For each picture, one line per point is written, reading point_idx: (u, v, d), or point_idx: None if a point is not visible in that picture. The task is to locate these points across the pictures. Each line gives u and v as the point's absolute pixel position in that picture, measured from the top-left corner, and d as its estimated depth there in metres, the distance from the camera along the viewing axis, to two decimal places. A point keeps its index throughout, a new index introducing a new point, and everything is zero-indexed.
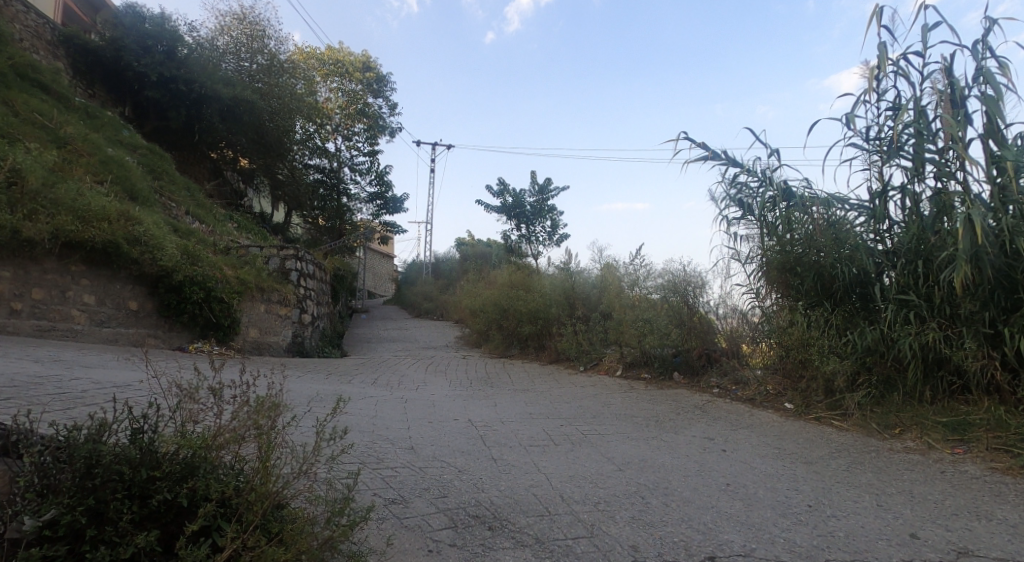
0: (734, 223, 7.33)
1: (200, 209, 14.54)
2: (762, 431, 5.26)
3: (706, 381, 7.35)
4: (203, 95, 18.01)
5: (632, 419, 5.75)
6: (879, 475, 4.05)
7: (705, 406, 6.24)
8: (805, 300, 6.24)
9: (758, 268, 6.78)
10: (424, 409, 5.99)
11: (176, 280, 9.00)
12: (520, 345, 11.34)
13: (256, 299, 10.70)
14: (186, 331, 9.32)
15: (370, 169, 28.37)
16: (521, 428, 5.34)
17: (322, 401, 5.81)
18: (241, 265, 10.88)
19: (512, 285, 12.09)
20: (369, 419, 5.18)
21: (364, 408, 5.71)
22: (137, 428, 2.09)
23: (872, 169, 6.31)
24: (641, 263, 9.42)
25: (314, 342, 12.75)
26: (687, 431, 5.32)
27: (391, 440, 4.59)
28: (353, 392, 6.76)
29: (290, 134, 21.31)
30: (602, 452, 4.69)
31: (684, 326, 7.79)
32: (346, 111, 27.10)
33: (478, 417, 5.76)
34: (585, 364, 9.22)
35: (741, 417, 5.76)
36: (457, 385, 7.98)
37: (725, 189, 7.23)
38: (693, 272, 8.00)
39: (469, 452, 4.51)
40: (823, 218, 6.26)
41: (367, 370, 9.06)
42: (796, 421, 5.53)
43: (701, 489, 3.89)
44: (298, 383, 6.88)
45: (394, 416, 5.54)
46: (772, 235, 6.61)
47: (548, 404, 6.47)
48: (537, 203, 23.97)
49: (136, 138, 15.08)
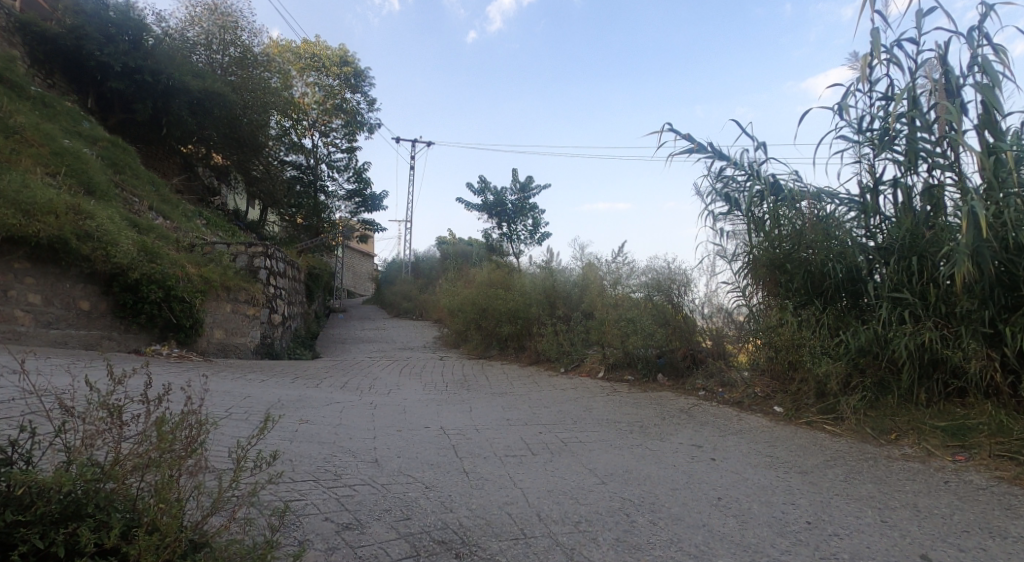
0: (721, 218, 7.06)
1: (165, 205, 13.93)
2: (752, 437, 4.97)
3: (692, 383, 7.05)
4: (171, 87, 17.32)
5: (615, 426, 5.43)
6: (880, 486, 3.76)
7: (691, 410, 5.94)
8: (794, 298, 5.99)
9: (744, 266, 6.52)
10: (394, 416, 5.59)
11: (132, 278, 8.49)
12: (499, 345, 10.98)
13: (222, 299, 10.19)
14: (144, 332, 8.80)
15: (348, 166, 27.78)
16: (497, 436, 4.99)
17: (282, 409, 5.38)
18: (206, 262, 10.39)
19: (492, 284, 11.71)
20: (331, 429, 4.77)
21: (327, 416, 5.29)
22: (6, 459, 1.74)
23: (863, 162, 6.08)
24: (623, 260, 9.12)
25: (285, 343, 12.25)
26: (673, 438, 5.00)
27: (352, 452, 4.20)
28: (319, 397, 6.33)
29: (264, 129, 20.68)
30: (583, 462, 4.35)
31: (667, 326, 7.50)
32: (323, 107, 26.48)
33: (451, 424, 5.39)
34: (566, 365, 8.89)
35: (729, 422, 5.46)
36: (432, 388, 7.59)
37: (710, 183, 6.94)
38: (677, 270, 7.72)
39: (439, 465, 4.13)
40: (812, 213, 6.01)
41: (337, 373, 8.62)
42: (787, 426, 5.22)
43: (691, 504, 3.57)
44: (260, 388, 6.43)
45: (360, 423, 5.14)
46: (759, 231, 6.35)
47: (526, 409, 6.12)
48: (518, 201, 23.62)
49: (97, 130, 14.41)
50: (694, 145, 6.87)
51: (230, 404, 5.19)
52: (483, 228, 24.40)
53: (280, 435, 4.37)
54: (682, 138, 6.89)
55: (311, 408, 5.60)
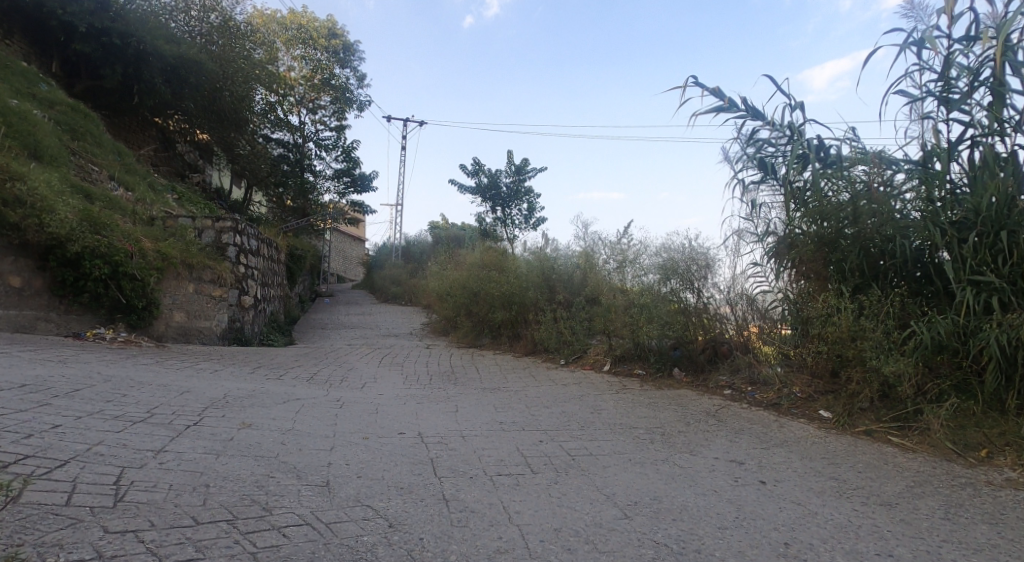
0: (752, 189, 6.08)
1: (130, 176, 12.80)
2: (801, 450, 4.02)
3: (714, 381, 6.10)
4: (142, 52, 16.00)
5: (631, 433, 4.47)
6: (997, 529, 2.80)
7: (718, 414, 4.99)
8: (844, 282, 5.01)
9: (781, 244, 5.55)
10: (362, 418, 4.59)
11: (72, 252, 7.45)
12: (491, 334, 9.99)
13: (183, 278, 9.17)
14: (88, 313, 7.79)
15: (336, 144, 26.56)
16: (488, 447, 3.99)
17: (222, 409, 4.34)
18: (166, 236, 9.34)
19: (484, 267, 10.70)
20: (277, 437, 3.77)
21: (277, 418, 4.26)
22: None
23: (929, 123, 5.11)
24: (630, 240, 8.16)
25: (258, 327, 11.22)
26: (706, 451, 4.04)
27: (297, 472, 3.18)
28: (278, 392, 5.35)
29: (246, 101, 19.31)
30: (598, 485, 3.38)
31: (685, 313, 6.54)
32: (310, 82, 25.15)
33: (431, 429, 4.39)
34: (566, 357, 7.91)
35: (767, 430, 4.52)
36: (413, 382, 6.60)
37: (740, 147, 5.96)
38: (698, 250, 6.72)
39: (411, 491, 3.12)
40: (869, 181, 5.01)
41: (308, 364, 7.60)
42: (842, 437, 4.26)
43: (751, 554, 2.59)
44: (207, 382, 5.40)
45: (318, 428, 4.12)
46: (800, 204, 5.39)
47: (522, 409, 5.16)
48: (513, 184, 22.52)
49: (55, 94, 13.20)
50: (723, 102, 5.85)
51: (155, 406, 4.15)
52: (476, 212, 23.28)
53: (205, 448, 3.33)
54: (709, 93, 5.84)
55: (261, 407, 4.59)
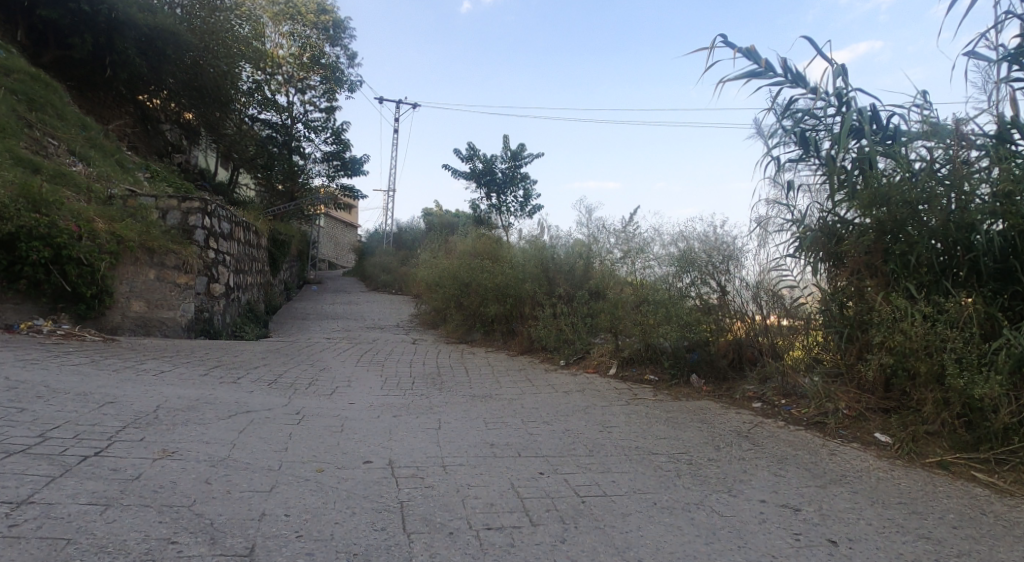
0: (788, 168, 5.24)
1: (94, 151, 11.80)
2: (868, 491, 3.21)
3: (740, 391, 5.30)
4: (115, 20, 14.86)
5: (650, 460, 3.67)
6: None
7: (753, 436, 4.18)
8: (907, 279, 4.16)
9: (823, 234, 4.71)
10: (323, 438, 3.74)
11: (6, 233, 6.57)
12: (482, 329, 9.15)
13: (143, 263, 8.29)
14: (27, 302, 6.93)
15: (326, 125, 25.47)
16: (476, 484, 3.16)
17: (145, 429, 3.48)
18: (123, 217, 8.42)
19: (476, 256, 9.85)
20: (202, 472, 2.91)
21: (211, 441, 3.40)
22: None
23: (1009, 91, 4.28)
24: (635, 228, 7.37)
25: (231, 319, 10.32)
26: (747, 490, 3.22)
27: (212, 532, 2.32)
28: (229, 402, 4.49)
29: (230, 78, 18.21)
30: (618, 545, 2.55)
31: (704, 312, 5.73)
32: (298, 60, 23.95)
33: (405, 456, 3.55)
34: (567, 358, 7.07)
35: (817, 459, 3.71)
36: (393, 386, 5.76)
37: (776, 119, 5.10)
38: (720, 239, 5.88)
39: (368, 559, 2.29)
40: (936, 159, 4.18)
41: (276, 362, 6.74)
42: (912, 471, 3.47)
43: None
44: (142, 389, 4.53)
45: (262, 457, 3.26)
46: (849, 185, 4.54)
47: (517, 427, 4.32)
48: (509, 170, 21.59)
49: (15, 61, 12.14)
50: (758, 64, 4.97)
51: (55, 426, 3.28)
52: (471, 199, 22.31)
53: (92, 495, 2.47)
54: (742, 54, 4.96)
55: (197, 425, 3.72)
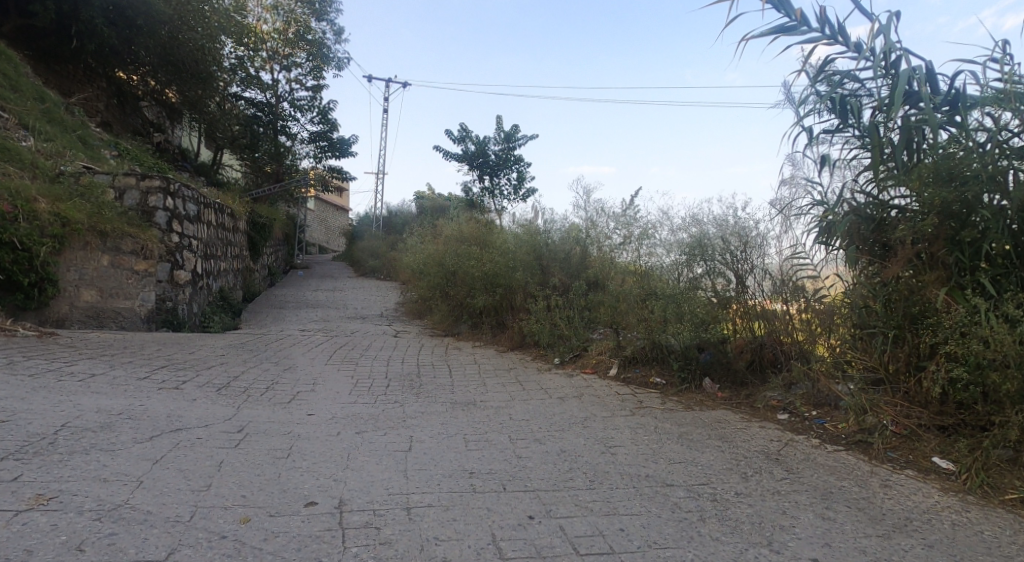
0: (820, 140, 4.49)
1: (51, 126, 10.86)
2: (947, 544, 2.52)
3: (761, 399, 4.62)
4: None
5: (667, 494, 2.98)
6: None
7: (786, 459, 3.49)
8: (973, 272, 3.44)
9: (863, 218, 3.97)
10: (263, 469, 3.02)
11: None
12: (469, 321, 8.43)
13: (94, 248, 7.51)
14: None
15: (312, 105, 24.44)
16: (447, 537, 2.45)
17: (27, 463, 2.72)
18: (72, 197, 7.59)
19: (463, 243, 9.10)
20: (75, 533, 2.16)
21: (111, 480, 2.66)
22: None
23: None
24: (638, 211, 6.64)
25: (198, 308, 9.52)
26: (792, 543, 2.52)
27: None
28: (159, 417, 3.74)
29: (211, 54, 17.17)
30: None
31: (719, 306, 5.04)
32: (283, 36, 22.83)
33: (362, 492, 2.84)
34: (562, 356, 6.35)
35: (870, 494, 3.02)
36: (363, 390, 5.04)
37: (808, 83, 4.33)
38: (737, 224, 5.16)
39: None
40: (1011, 128, 3.43)
41: (236, 360, 5.99)
42: (994, 512, 2.78)
43: None
44: (55, 400, 3.78)
45: (171, 503, 2.52)
46: (898, 160, 3.79)
47: (503, 447, 3.62)
48: (502, 151, 20.72)
49: None
50: (791, 17, 4.20)
51: None
52: (463, 182, 21.44)
53: None
54: (772, 4, 4.19)
55: (102, 453, 2.97)
